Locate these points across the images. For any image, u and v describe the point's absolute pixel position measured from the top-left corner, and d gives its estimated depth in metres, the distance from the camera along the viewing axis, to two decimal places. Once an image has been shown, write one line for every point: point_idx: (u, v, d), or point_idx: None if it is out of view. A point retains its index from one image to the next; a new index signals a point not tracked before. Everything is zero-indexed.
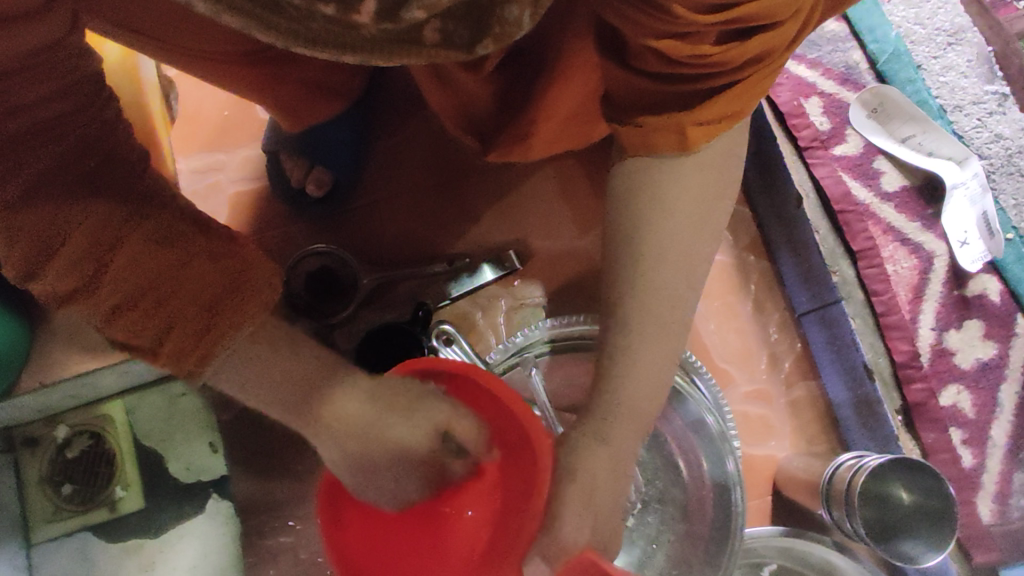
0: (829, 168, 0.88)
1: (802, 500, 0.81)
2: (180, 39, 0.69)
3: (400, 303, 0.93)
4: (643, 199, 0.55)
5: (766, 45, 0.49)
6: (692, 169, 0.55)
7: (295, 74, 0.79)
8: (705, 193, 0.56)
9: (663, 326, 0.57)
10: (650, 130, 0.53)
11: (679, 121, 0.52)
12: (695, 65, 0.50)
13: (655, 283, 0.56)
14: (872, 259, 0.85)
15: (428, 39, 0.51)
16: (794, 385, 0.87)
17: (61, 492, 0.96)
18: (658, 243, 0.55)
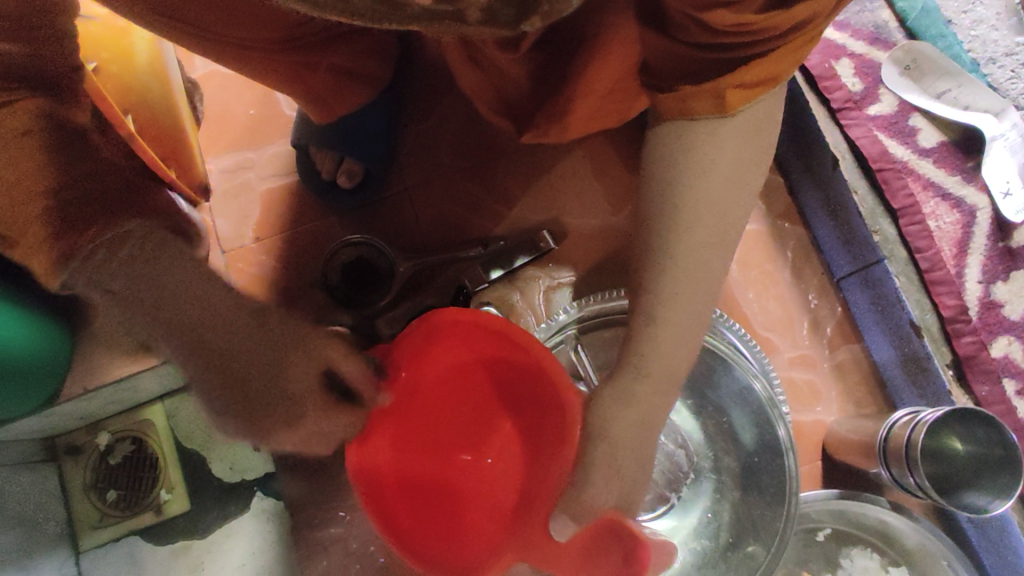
0: (865, 128, 0.88)
1: (856, 461, 0.81)
2: (223, 26, 0.70)
3: (440, 287, 0.91)
4: (676, 170, 0.55)
5: (813, 8, 0.46)
6: (724, 138, 0.53)
7: (324, 62, 0.79)
8: (740, 161, 0.54)
9: (693, 296, 0.56)
10: (686, 96, 0.52)
11: (718, 87, 0.51)
12: (739, 31, 0.48)
13: (687, 254, 0.55)
14: (912, 216, 0.85)
15: (472, 15, 0.52)
16: (838, 349, 0.88)
17: (106, 498, 0.96)
18: (693, 211, 0.54)
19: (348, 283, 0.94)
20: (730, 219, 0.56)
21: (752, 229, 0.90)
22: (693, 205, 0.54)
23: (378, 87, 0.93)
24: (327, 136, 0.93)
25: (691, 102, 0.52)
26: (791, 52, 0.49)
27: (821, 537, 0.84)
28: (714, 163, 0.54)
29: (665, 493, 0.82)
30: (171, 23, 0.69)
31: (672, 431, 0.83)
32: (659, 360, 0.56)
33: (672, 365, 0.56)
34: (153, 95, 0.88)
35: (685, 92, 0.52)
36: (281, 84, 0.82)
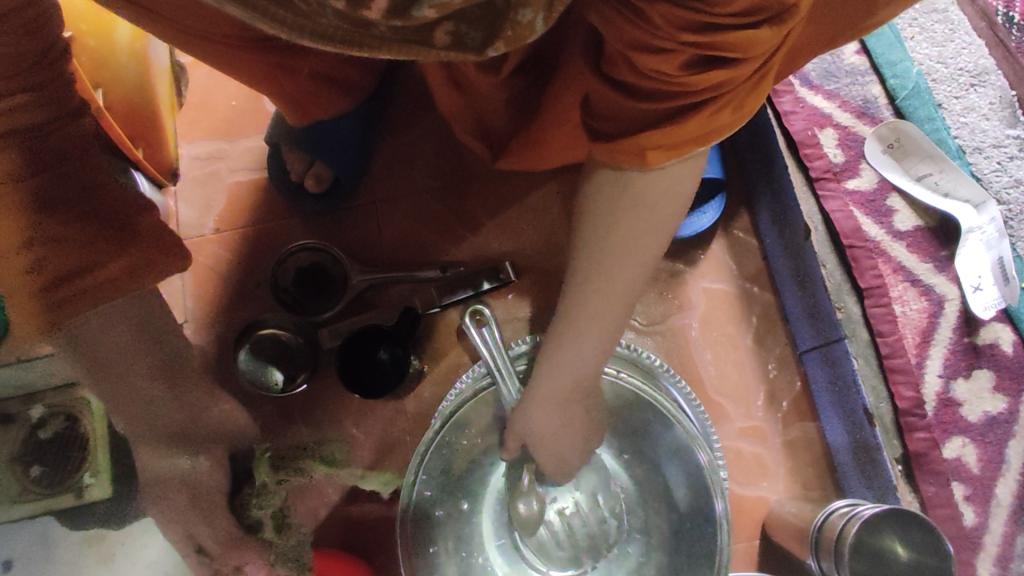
0: (840, 201, 0.85)
1: (793, 547, 0.78)
2: (188, 19, 0.68)
3: (389, 305, 0.91)
4: (595, 222, 0.60)
5: (734, 74, 0.48)
6: (632, 195, 0.57)
7: (306, 67, 0.79)
8: (640, 219, 0.58)
9: (586, 326, 0.64)
10: (616, 150, 0.54)
11: (645, 147, 0.53)
12: (658, 81, 0.49)
13: (586, 295, 0.62)
14: (879, 298, 0.82)
15: (438, 40, 0.51)
16: (790, 425, 0.86)
17: (28, 474, 0.93)
18: (600, 256, 0.61)
19: (298, 288, 0.91)
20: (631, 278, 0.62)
21: (718, 289, 0.90)
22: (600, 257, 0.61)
23: (358, 96, 0.91)
24: (297, 136, 0.91)
25: (620, 147, 0.54)
26: (712, 118, 0.51)
27: None
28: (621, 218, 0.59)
29: (581, 555, 0.79)
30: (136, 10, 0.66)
31: (609, 494, 0.81)
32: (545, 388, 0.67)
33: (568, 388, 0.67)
34: (126, 74, 0.85)
35: (615, 142, 0.54)
36: (254, 84, 0.80)
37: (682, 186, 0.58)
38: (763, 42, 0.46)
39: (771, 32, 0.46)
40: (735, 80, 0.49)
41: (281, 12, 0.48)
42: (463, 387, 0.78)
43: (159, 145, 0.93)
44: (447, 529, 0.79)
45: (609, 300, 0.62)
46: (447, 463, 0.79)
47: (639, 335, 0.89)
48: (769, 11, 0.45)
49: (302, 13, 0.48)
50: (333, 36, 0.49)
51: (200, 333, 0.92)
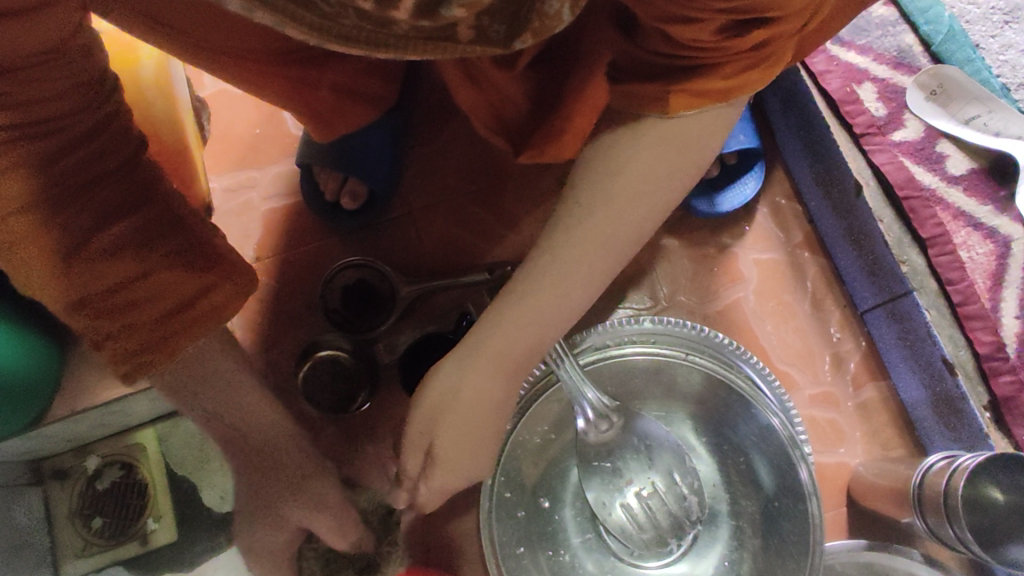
0: (889, 153, 0.85)
1: (886, 509, 0.77)
2: (206, 34, 0.68)
3: (444, 312, 0.91)
4: (604, 160, 0.56)
5: (767, 34, 0.49)
6: (645, 145, 0.55)
7: (328, 77, 0.77)
8: (654, 167, 0.55)
9: (565, 283, 0.56)
10: (639, 96, 0.55)
11: (667, 91, 0.53)
12: (688, 45, 0.51)
13: (581, 242, 0.56)
14: (943, 246, 0.81)
15: (462, 35, 0.50)
16: (862, 387, 0.85)
17: (91, 526, 0.91)
18: (606, 201, 0.55)
19: (347, 307, 0.90)
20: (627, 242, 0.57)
21: (769, 259, 0.89)
22: (609, 201, 0.55)
23: (382, 106, 0.90)
24: (331, 154, 0.91)
25: (648, 97, 0.54)
26: (749, 73, 0.52)
27: None
28: (635, 160, 0.55)
29: (665, 539, 0.77)
30: (151, 25, 0.66)
31: (687, 472, 0.78)
32: (501, 346, 0.58)
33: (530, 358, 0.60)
34: (154, 106, 0.87)
35: (638, 89, 0.55)
36: (278, 102, 0.79)
37: (698, 153, 0.56)
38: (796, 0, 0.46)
39: None
40: (773, 36, 0.49)
41: (305, 14, 0.44)
42: (535, 381, 0.76)
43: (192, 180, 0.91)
44: (527, 526, 0.78)
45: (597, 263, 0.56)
46: (526, 463, 0.78)
47: (696, 313, 0.88)
48: None
49: (325, 14, 0.45)
50: (355, 37, 0.47)
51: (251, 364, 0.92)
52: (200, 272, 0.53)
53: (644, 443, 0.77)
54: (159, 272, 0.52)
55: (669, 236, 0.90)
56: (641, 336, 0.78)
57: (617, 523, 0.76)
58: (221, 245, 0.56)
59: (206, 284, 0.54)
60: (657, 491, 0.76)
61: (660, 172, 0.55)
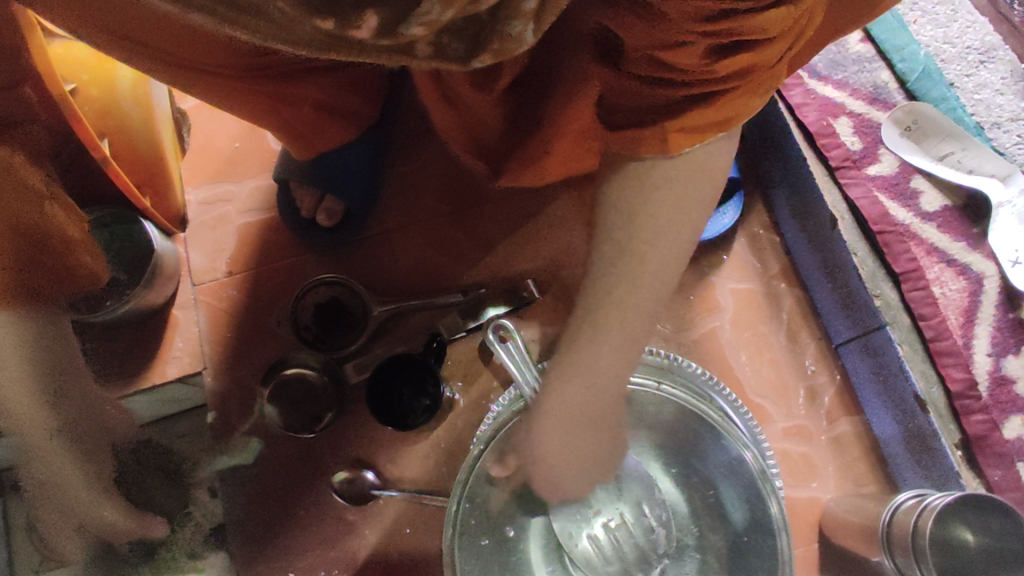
0: (864, 187, 0.84)
1: (856, 548, 0.76)
2: (174, 47, 0.68)
3: (414, 335, 0.89)
4: (627, 194, 0.58)
5: (753, 59, 0.49)
6: (654, 180, 0.57)
7: (302, 96, 0.77)
8: (670, 202, 0.58)
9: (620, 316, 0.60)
10: (636, 138, 0.56)
11: (664, 131, 0.54)
12: (678, 78, 0.51)
13: (628, 271, 0.59)
14: (916, 281, 0.81)
15: (420, 50, 0.47)
16: (836, 421, 0.84)
17: (45, 543, 0.91)
18: (635, 242, 0.58)
19: (319, 324, 0.88)
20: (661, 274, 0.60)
21: (745, 289, 0.88)
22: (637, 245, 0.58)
23: (361, 125, 0.90)
24: (305, 170, 0.90)
25: (642, 137, 0.55)
26: (730, 103, 0.53)
27: None
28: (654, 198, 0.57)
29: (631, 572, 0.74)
30: (121, 42, 0.66)
31: (656, 505, 0.77)
32: (562, 396, 0.63)
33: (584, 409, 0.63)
34: (129, 120, 0.84)
35: (632, 130, 0.56)
36: (254, 119, 0.79)
37: (710, 188, 0.58)
38: (780, 21, 0.46)
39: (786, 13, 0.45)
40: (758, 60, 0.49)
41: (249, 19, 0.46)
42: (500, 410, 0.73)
43: (166, 192, 0.93)
44: (490, 557, 0.75)
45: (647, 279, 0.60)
46: (490, 490, 0.76)
47: (671, 342, 0.88)
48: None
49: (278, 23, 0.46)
50: (307, 42, 0.47)
51: (217, 380, 0.90)
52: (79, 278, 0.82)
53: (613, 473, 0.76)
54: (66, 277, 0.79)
55: None
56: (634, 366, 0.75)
57: (585, 559, 0.74)
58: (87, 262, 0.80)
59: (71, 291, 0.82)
60: (625, 521, 0.75)
61: (686, 189, 0.58)
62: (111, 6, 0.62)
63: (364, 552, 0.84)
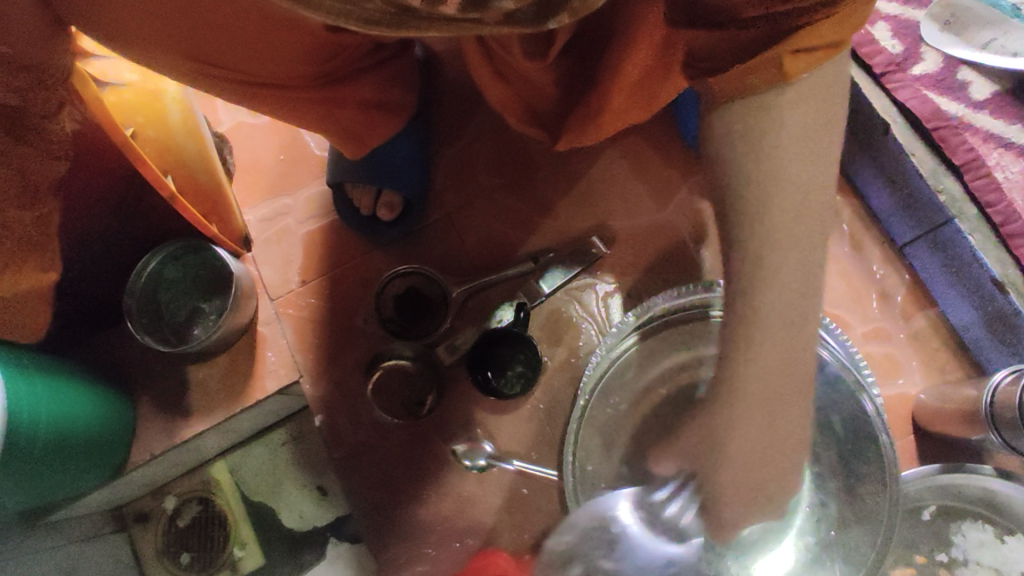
0: (912, 88, 0.86)
1: (955, 431, 0.80)
2: (242, 69, 0.70)
3: (494, 308, 0.92)
4: (745, 170, 0.50)
5: None
6: (761, 144, 0.49)
7: (352, 96, 0.79)
8: (803, 161, 0.50)
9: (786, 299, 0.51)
10: (745, 74, 0.48)
11: (780, 58, 0.46)
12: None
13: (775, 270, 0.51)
14: (977, 170, 0.82)
15: (491, 18, 0.50)
16: (912, 317, 0.88)
17: (180, 562, 0.99)
18: (767, 223, 0.51)
19: (400, 315, 0.92)
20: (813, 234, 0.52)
21: None
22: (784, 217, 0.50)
23: (407, 115, 0.92)
24: (360, 170, 0.92)
25: (748, 73, 0.47)
26: (845, 20, 0.44)
27: (927, 516, 0.83)
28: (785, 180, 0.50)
29: None
30: (192, 67, 0.69)
31: None
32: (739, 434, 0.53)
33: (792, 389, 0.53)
34: (187, 154, 0.87)
35: (737, 70, 0.48)
36: (308, 127, 0.81)
37: (821, 141, 0.50)
38: None
39: None
40: None
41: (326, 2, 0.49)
42: (601, 358, 0.82)
43: (228, 217, 0.94)
44: None
45: (788, 275, 0.51)
46: (600, 435, 0.82)
47: None
48: None
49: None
50: (375, 20, 0.50)
51: (316, 385, 0.96)
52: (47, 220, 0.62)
53: None
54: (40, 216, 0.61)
55: None
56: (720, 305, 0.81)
57: None
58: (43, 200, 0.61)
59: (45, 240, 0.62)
60: None
61: (794, 155, 0.50)
62: (186, 34, 0.64)
63: (487, 517, 0.89)
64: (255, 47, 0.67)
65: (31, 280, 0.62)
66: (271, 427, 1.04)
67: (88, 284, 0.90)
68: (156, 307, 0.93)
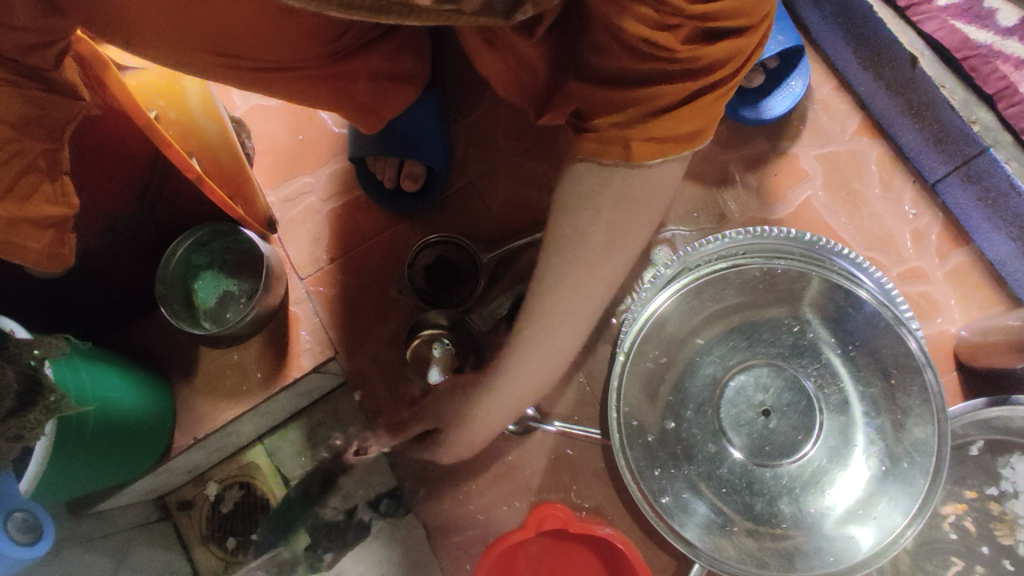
0: (938, 20, 0.85)
1: (1001, 363, 0.79)
2: (254, 51, 0.71)
3: (527, 272, 0.92)
4: (577, 218, 0.55)
5: (720, 51, 0.47)
6: (627, 194, 0.54)
7: (364, 67, 0.77)
8: (628, 221, 0.56)
9: (556, 337, 0.59)
10: (598, 142, 0.53)
11: (630, 138, 0.51)
12: (658, 58, 0.48)
13: (545, 315, 0.58)
14: (1012, 97, 0.80)
15: (468, 7, 0.53)
16: (948, 256, 0.87)
17: (227, 547, 0.99)
18: (579, 265, 0.57)
19: (434, 285, 0.93)
20: (598, 304, 0.60)
21: (830, 152, 0.90)
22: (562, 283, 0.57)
23: (422, 85, 0.91)
24: (379, 144, 0.92)
25: (612, 142, 0.52)
26: (707, 111, 0.51)
27: (974, 451, 0.83)
28: (595, 235, 0.56)
29: (776, 453, 0.80)
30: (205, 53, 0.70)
31: (796, 389, 0.82)
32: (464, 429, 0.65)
33: (501, 411, 0.63)
34: (210, 135, 0.86)
35: (606, 135, 0.52)
36: (325, 104, 0.82)
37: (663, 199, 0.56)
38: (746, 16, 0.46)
39: (750, 17, 0.46)
40: (713, 65, 0.48)
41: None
42: (636, 315, 0.81)
43: (254, 198, 0.93)
44: (659, 450, 0.81)
45: (591, 301, 0.59)
46: (642, 388, 0.83)
47: (769, 221, 0.89)
48: None
49: None
50: (356, 5, 0.52)
51: (352, 360, 0.96)
52: (47, 200, 0.60)
53: (747, 356, 0.84)
54: (38, 192, 0.59)
55: (726, 151, 0.91)
56: (756, 249, 0.82)
57: (745, 456, 0.81)
58: (40, 176, 0.59)
59: (38, 217, 0.59)
60: (766, 402, 0.82)
61: (635, 209, 0.55)
62: (195, 16, 0.65)
63: (532, 481, 0.89)
64: (257, 28, 0.67)
65: (27, 250, 0.60)
66: (309, 409, 1.04)
67: (114, 278, 0.88)
68: (187, 293, 0.93)
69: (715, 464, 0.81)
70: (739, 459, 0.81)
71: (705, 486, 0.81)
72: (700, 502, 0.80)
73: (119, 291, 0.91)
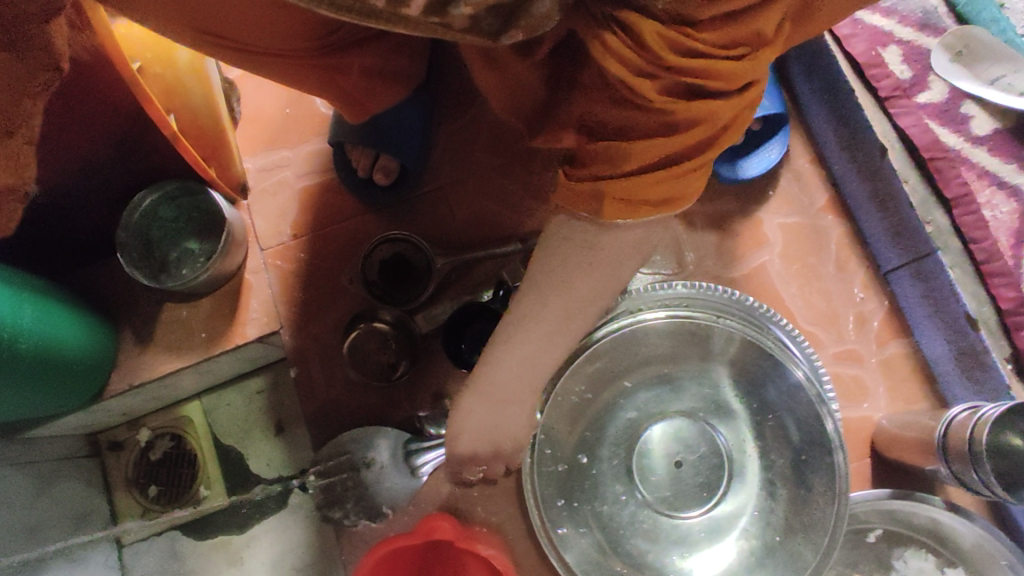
0: (914, 116, 0.89)
1: (912, 459, 0.81)
2: (243, 34, 0.71)
3: (477, 285, 0.95)
4: (548, 268, 0.58)
5: (693, 109, 0.48)
6: (595, 250, 0.56)
7: (357, 61, 0.78)
8: (595, 277, 0.58)
9: (515, 373, 0.62)
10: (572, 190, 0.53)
11: (603, 191, 0.51)
12: (636, 108, 0.48)
13: (508, 354, 0.61)
14: (967, 206, 0.86)
15: (457, 23, 0.48)
16: (886, 344, 0.88)
17: (148, 494, 1.01)
18: (543, 309, 0.59)
19: (385, 279, 0.94)
20: (560, 350, 0.62)
21: (793, 223, 0.91)
22: (522, 323, 0.60)
23: (413, 86, 0.92)
24: (358, 134, 0.93)
25: (583, 192, 0.52)
26: (679, 179, 0.51)
27: (872, 538, 0.84)
28: (562, 287, 0.58)
29: (677, 504, 0.82)
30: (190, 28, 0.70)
31: (711, 447, 0.84)
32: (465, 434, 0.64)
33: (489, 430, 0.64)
34: (192, 95, 0.88)
35: (578, 183, 0.52)
36: (308, 89, 0.83)
37: (631, 261, 0.58)
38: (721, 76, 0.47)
39: (726, 82, 0.47)
40: (689, 123, 0.49)
41: None
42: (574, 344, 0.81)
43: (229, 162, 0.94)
44: (568, 481, 0.83)
45: (553, 343, 0.61)
46: (564, 419, 0.84)
47: (721, 279, 0.91)
48: (747, 43, 0.46)
49: None
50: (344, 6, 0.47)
51: (296, 337, 0.97)
52: None
53: (667, 405, 0.86)
54: None
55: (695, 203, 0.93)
56: (703, 307, 0.82)
57: (646, 502, 0.82)
58: None
59: None
60: (677, 455, 0.84)
61: (602, 268, 0.58)
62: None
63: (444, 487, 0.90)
64: (248, 12, 0.68)
65: None
66: (249, 376, 1.05)
67: (79, 216, 0.89)
68: (148, 242, 0.94)
69: (619, 506, 0.83)
70: (643, 504, 0.82)
71: (601, 523, 0.82)
72: (591, 536, 0.82)
73: (82, 228, 0.91)
